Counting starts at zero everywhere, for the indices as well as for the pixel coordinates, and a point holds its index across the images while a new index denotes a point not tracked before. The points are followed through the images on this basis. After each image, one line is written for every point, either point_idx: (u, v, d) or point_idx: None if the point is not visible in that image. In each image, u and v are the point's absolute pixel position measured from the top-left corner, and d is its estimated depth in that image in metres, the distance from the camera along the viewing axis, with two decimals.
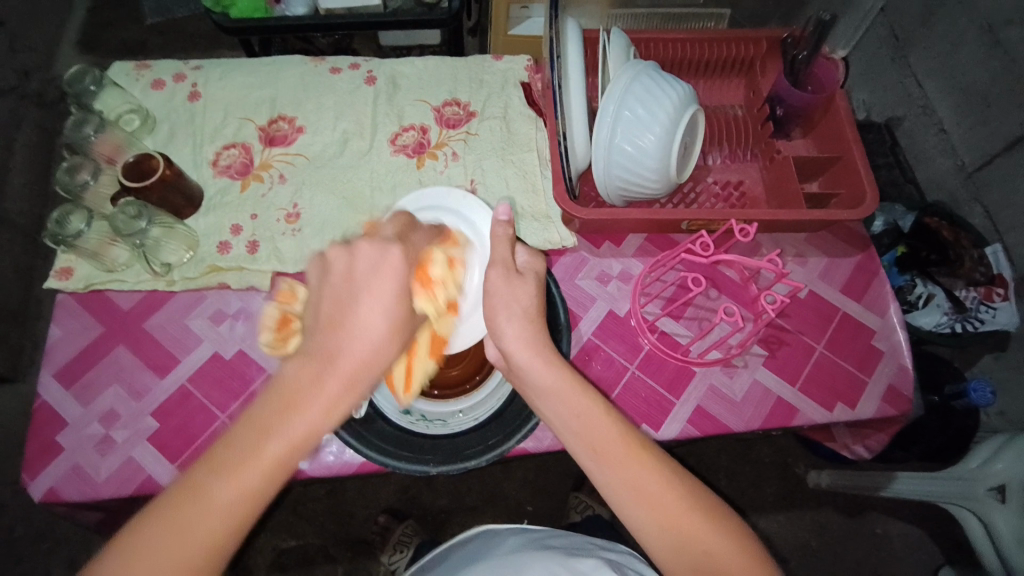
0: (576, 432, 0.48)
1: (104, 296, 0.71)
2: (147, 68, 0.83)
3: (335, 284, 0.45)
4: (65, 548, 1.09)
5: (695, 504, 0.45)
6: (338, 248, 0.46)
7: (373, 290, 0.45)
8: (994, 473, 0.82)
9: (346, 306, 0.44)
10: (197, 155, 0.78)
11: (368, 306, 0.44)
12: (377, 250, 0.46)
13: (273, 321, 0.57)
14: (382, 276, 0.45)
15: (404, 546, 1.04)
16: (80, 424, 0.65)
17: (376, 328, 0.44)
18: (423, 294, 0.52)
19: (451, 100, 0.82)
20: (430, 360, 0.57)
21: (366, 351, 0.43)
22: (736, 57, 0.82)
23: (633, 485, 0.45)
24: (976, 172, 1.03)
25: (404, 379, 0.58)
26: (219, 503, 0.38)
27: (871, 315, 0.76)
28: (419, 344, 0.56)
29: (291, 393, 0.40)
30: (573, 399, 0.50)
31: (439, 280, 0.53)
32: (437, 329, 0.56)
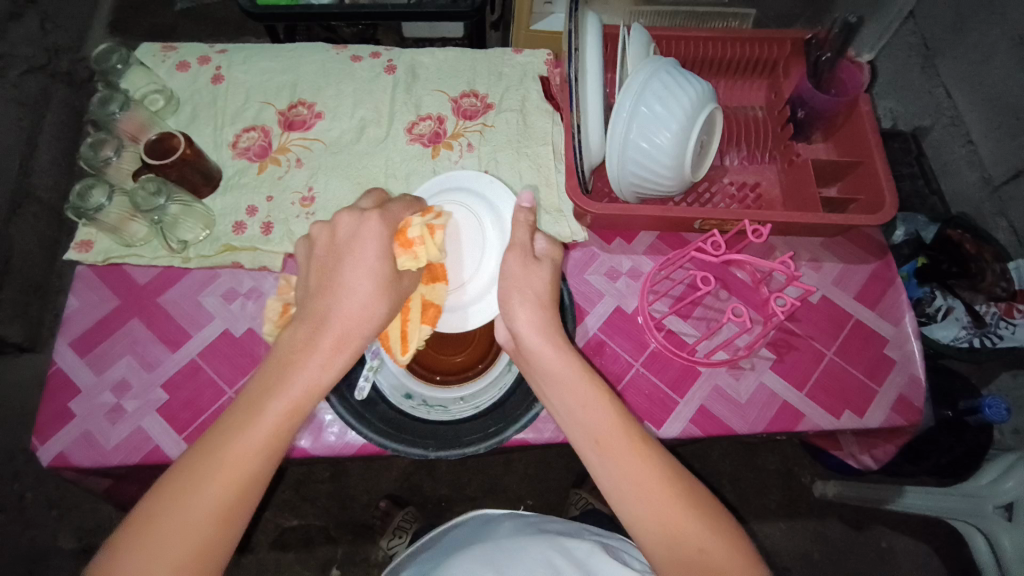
0: (580, 423, 0.49)
1: (121, 270, 0.73)
2: (173, 50, 0.84)
3: (320, 253, 0.51)
4: (75, 516, 1.12)
5: (693, 505, 0.44)
6: (318, 225, 0.53)
7: (355, 253, 0.50)
8: (1005, 490, 0.80)
9: (332, 269, 0.50)
10: (218, 136, 0.79)
11: (352, 269, 0.49)
12: (355, 217, 0.51)
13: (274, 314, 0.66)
14: (362, 241, 0.50)
15: (404, 532, 1.06)
16: (93, 392, 0.67)
17: (362, 287, 0.49)
18: (404, 254, 0.53)
19: (469, 91, 0.82)
20: (426, 324, 0.59)
21: (353, 310, 0.48)
22: (759, 58, 0.81)
23: (632, 480, 0.45)
24: (1002, 186, 1.01)
25: (399, 336, 0.59)
26: (235, 456, 0.42)
27: (885, 323, 0.75)
28: (413, 305, 0.59)
29: (289, 353, 0.46)
30: (578, 388, 0.50)
31: (418, 240, 0.53)
32: (430, 296, 0.60)
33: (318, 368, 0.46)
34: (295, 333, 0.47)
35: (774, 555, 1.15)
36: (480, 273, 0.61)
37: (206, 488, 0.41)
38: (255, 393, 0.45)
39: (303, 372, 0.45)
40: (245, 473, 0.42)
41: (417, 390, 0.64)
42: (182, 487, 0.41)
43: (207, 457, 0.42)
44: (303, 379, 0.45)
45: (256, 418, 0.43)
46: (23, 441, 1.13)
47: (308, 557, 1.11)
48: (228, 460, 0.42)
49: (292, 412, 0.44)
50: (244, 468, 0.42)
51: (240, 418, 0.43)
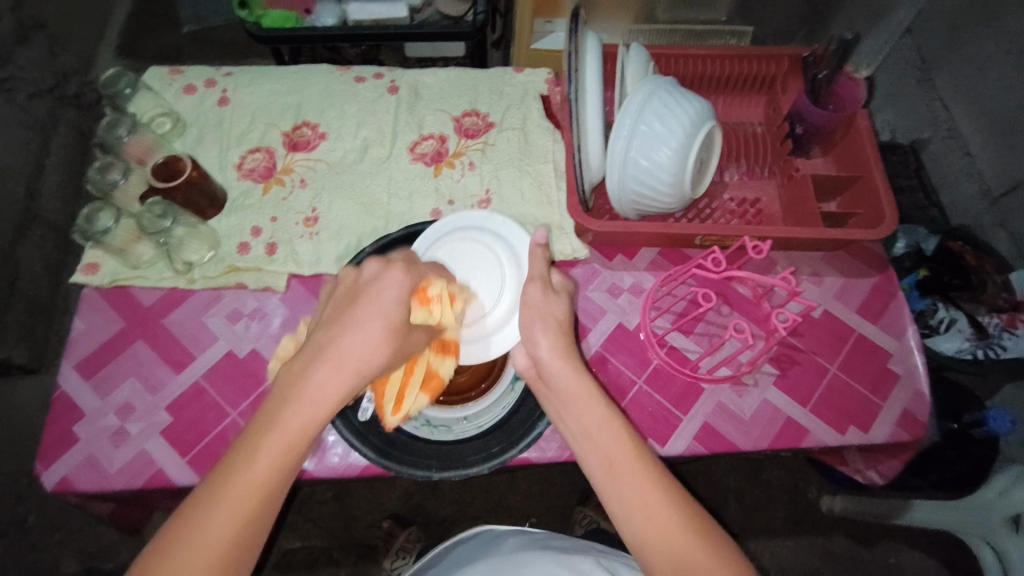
0: (592, 446, 0.49)
1: (126, 292, 0.73)
2: (180, 73, 0.85)
3: (339, 294, 0.52)
4: (79, 538, 1.11)
5: (699, 529, 0.44)
6: (346, 268, 0.54)
7: (371, 293, 0.50)
8: (1011, 503, 0.79)
9: (347, 307, 0.50)
10: (223, 158, 0.80)
11: (365, 306, 0.49)
12: (379, 265, 0.52)
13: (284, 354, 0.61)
14: (380, 284, 0.51)
15: (407, 554, 1.05)
16: (97, 415, 0.67)
17: (371, 321, 0.49)
18: (421, 310, 0.54)
19: (470, 111, 0.83)
20: (424, 393, 0.58)
21: (358, 341, 0.47)
22: (757, 74, 0.82)
23: (642, 506, 0.45)
24: (1002, 198, 1.02)
25: (396, 397, 0.57)
26: (239, 490, 0.41)
27: (887, 337, 0.75)
28: (417, 370, 0.57)
29: (288, 388, 0.45)
30: (590, 410, 0.51)
31: (437, 298, 0.55)
32: (435, 366, 0.59)
33: (316, 403, 0.45)
34: (295, 368, 0.46)
35: (781, 571, 1.14)
36: (502, 308, 0.64)
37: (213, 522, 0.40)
38: (254, 429, 0.44)
39: (302, 408, 0.44)
40: (245, 512, 0.41)
41: (422, 411, 0.64)
42: (190, 524, 0.40)
43: (208, 495, 0.41)
44: (300, 416, 0.44)
45: (254, 456, 0.42)
46: (28, 461, 1.13)
47: None
48: (228, 499, 0.41)
49: (291, 451, 0.43)
50: (244, 508, 0.41)
51: (239, 455, 0.42)
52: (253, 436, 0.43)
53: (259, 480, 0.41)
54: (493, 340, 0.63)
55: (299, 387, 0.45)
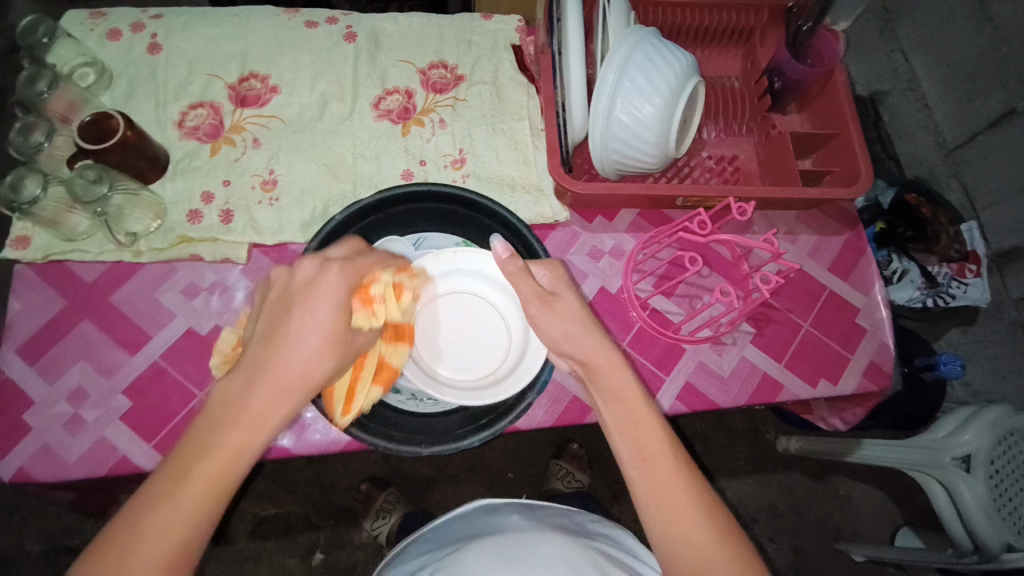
0: (623, 436, 0.49)
1: (65, 268, 0.66)
2: (102, 16, 0.75)
3: (272, 299, 0.48)
4: (36, 524, 1.05)
5: (724, 534, 0.45)
6: (279, 269, 0.49)
7: (308, 303, 0.46)
8: (961, 444, 0.83)
9: (281, 317, 0.46)
10: (161, 114, 0.72)
11: (300, 317, 0.46)
12: (315, 264, 0.48)
13: (227, 347, 0.59)
14: (317, 291, 0.47)
15: (387, 513, 1.06)
16: (47, 403, 0.61)
17: (311, 338, 0.46)
18: (362, 311, 0.51)
19: (437, 62, 0.77)
20: (376, 386, 0.55)
21: (299, 358, 0.45)
22: (736, 26, 0.79)
23: (668, 499, 0.45)
24: (956, 149, 1.04)
25: (345, 397, 0.54)
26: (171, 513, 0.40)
27: (857, 294, 0.76)
28: (368, 363, 0.54)
29: (222, 407, 0.43)
30: (631, 404, 0.50)
31: (379, 297, 0.52)
32: (387, 357, 0.57)
33: (253, 425, 0.43)
34: (230, 383, 0.44)
35: (742, 508, 1.20)
36: (512, 338, 0.63)
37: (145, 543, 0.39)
38: (179, 455, 0.42)
39: (234, 432, 0.42)
40: (171, 549, 0.39)
41: (407, 385, 0.61)
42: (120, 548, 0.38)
43: (136, 532, 0.39)
44: (232, 441, 0.42)
45: (186, 474, 0.41)
46: None
47: (289, 547, 1.08)
48: (157, 528, 0.39)
49: (221, 482, 0.41)
50: (173, 543, 0.39)
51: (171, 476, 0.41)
52: (181, 464, 0.41)
53: (190, 512, 0.40)
54: (527, 357, 0.61)
55: (235, 408, 0.43)
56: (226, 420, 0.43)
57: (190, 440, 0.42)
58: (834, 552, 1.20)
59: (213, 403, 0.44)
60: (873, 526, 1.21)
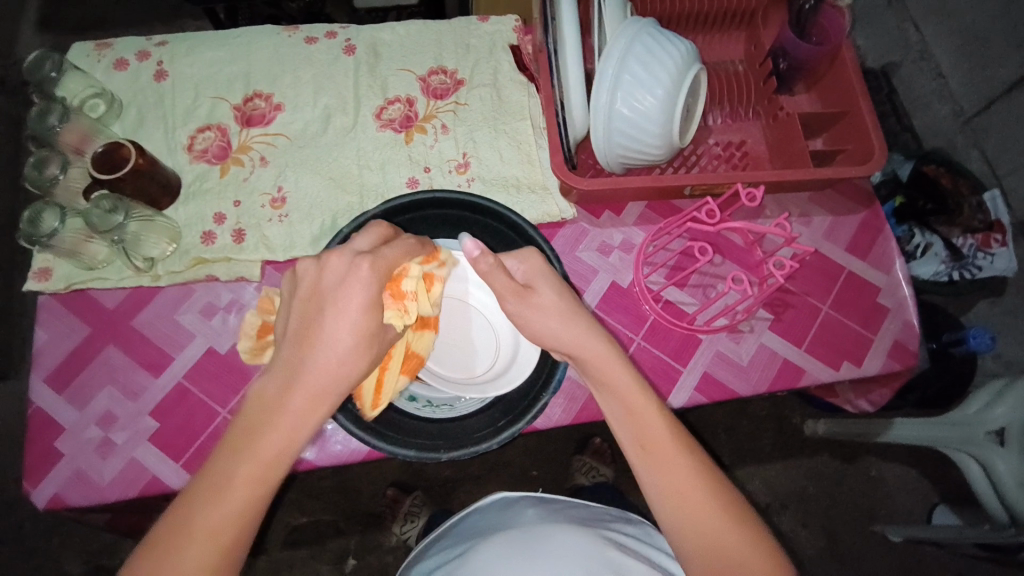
0: (628, 430, 0.48)
1: (87, 295, 0.68)
2: (109, 47, 0.76)
3: (302, 295, 0.47)
4: (79, 541, 1.09)
5: (740, 524, 0.44)
6: (305, 260, 0.48)
7: (339, 304, 0.46)
8: (994, 418, 0.82)
9: (314, 318, 0.46)
10: (170, 139, 0.73)
11: (333, 320, 0.46)
12: (344, 261, 0.47)
13: (253, 328, 0.62)
14: (347, 290, 0.47)
15: (415, 517, 1.08)
16: (78, 428, 0.63)
17: (344, 340, 0.46)
18: (393, 306, 0.51)
19: (436, 68, 0.77)
20: (403, 375, 0.57)
21: (333, 363, 0.46)
22: (736, 9, 0.78)
23: (678, 491, 0.45)
24: (974, 117, 1.01)
25: (374, 388, 0.55)
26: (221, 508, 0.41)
27: (876, 272, 0.75)
28: (395, 356, 0.55)
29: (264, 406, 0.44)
30: (634, 399, 0.49)
31: (411, 294, 0.52)
32: (414, 344, 0.58)
33: (295, 423, 0.44)
34: (269, 386, 0.45)
35: (772, 494, 1.19)
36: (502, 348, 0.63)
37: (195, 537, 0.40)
38: (224, 454, 0.43)
39: (275, 434, 0.43)
40: (220, 541, 0.40)
41: (421, 392, 0.62)
42: (173, 540, 0.40)
43: (186, 526, 0.40)
44: (273, 442, 0.43)
45: (231, 472, 0.42)
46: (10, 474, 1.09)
47: (322, 553, 1.11)
48: (206, 523, 0.41)
49: (264, 480, 0.43)
50: (222, 538, 0.40)
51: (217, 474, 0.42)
52: (225, 464, 0.42)
53: (236, 508, 0.41)
54: (516, 365, 0.61)
55: (275, 409, 0.44)
56: (265, 420, 0.44)
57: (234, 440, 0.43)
58: (869, 534, 1.18)
59: (252, 402, 0.45)
60: (908, 506, 1.19)
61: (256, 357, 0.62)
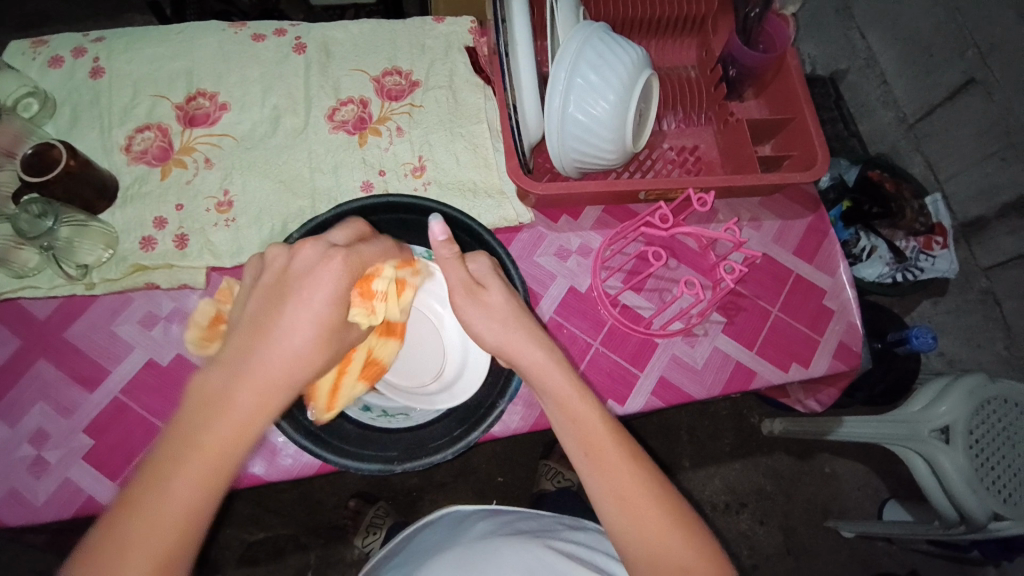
0: (569, 434, 0.48)
1: (18, 305, 0.64)
2: (43, 44, 0.72)
3: (266, 284, 0.44)
4: (17, 565, 1.03)
5: (680, 523, 0.45)
6: (274, 247, 0.45)
7: (304, 296, 0.43)
8: (939, 415, 0.84)
9: (274, 310, 0.42)
10: (106, 140, 0.70)
11: (295, 312, 0.42)
12: (317, 250, 0.44)
13: (204, 318, 0.55)
14: (315, 282, 0.43)
15: (377, 528, 1.05)
16: (9, 446, 0.60)
17: (303, 334, 0.42)
18: (360, 304, 0.49)
19: (391, 69, 0.76)
20: (361, 381, 0.55)
21: (287, 353, 0.41)
22: (687, 15, 0.79)
23: (619, 497, 0.45)
24: (916, 124, 1.05)
25: (329, 393, 0.53)
26: (163, 512, 0.36)
27: (822, 275, 0.77)
28: (355, 360, 0.54)
29: (211, 400, 0.39)
30: (573, 404, 0.48)
31: (381, 294, 0.50)
32: (375, 351, 0.56)
33: (236, 424, 0.39)
34: (217, 378, 0.40)
35: (731, 493, 1.22)
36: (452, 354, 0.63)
37: (132, 544, 0.35)
38: (166, 450, 0.38)
39: (221, 428, 0.38)
40: (160, 548, 0.36)
41: (375, 401, 0.60)
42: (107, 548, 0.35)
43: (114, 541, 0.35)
44: (213, 444, 0.38)
45: (173, 472, 0.37)
46: None
47: (281, 567, 1.07)
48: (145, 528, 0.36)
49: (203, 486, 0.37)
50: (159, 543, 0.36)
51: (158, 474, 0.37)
52: (166, 461, 0.37)
53: (178, 514, 0.36)
54: (470, 368, 0.62)
55: (221, 404, 0.39)
56: (204, 417, 0.38)
57: (177, 436, 0.38)
58: (824, 529, 1.21)
59: (192, 398, 0.39)
60: (859, 500, 1.23)
61: (201, 348, 0.55)
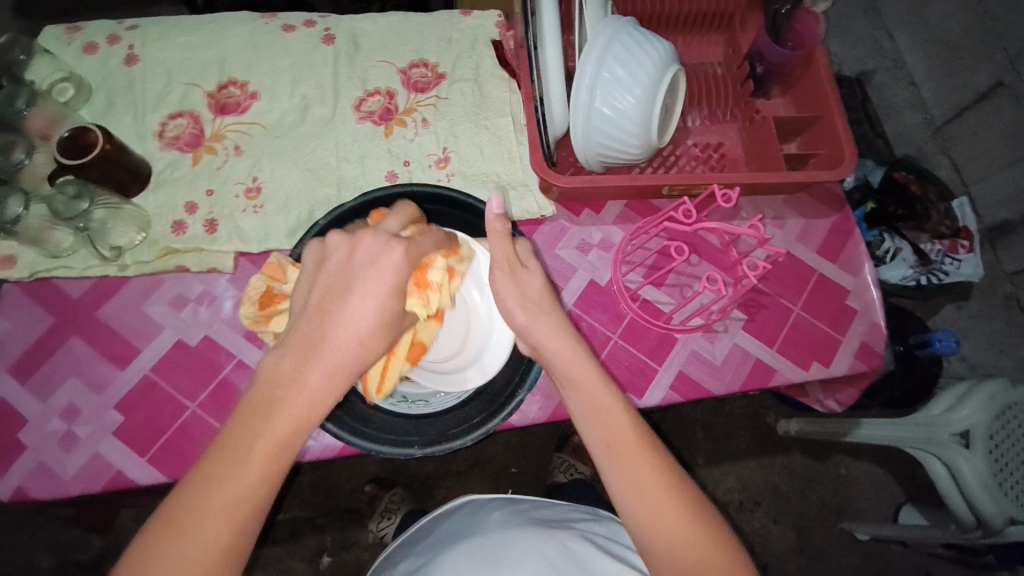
0: (590, 423, 0.49)
1: (53, 284, 0.66)
2: (79, 30, 0.74)
3: (331, 269, 0.45)
4: (41, 540, 1.06)
5: (696, 516, 0.45)
6: (336, 235, 0.46)
7: (368, 282, 0.44)
8: (960, 419, 0.83)
9: (338, 295, 0.44)
10: (140, 125, 0.72)
11: (359, 299, 0.44)
12: (380, 240, 0.45)
13: (258, 294, 0.57)
14: (378, 270, 0.45)
15: (391, 514, 1.07)
16: (41, 421, 0.61)
17: (367, 319, 0.44)
18: (415, 294, 0.51)
19: (418, 61, 0.77)
20: (407, 361, 0.54)
21: (352, 337, 0.43)
22: (715, 12, 0.79)
23: (637, 487, 0.45)
24: (944, 126, 1.03)
25: (377, 378, 0.53)
26: (239, 483, 0.38)
27: (846, 275, 0.76)
28: (401, 345, 0.53)
29: (281, 380, 0.41)
30: (594, 392, 0.49)
31: (434, 285, 0.51)
32: (420, 334, 0.55)
33: (307, 405, 0.41)
34: (285, 359, 0.42)
35: (744, 493, 1.21)
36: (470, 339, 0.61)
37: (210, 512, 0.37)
38: (240, 424, 0.40)
39: (293, 407, 0.40)
40: (236, 515, 0.38)
41: (398, 387, 0.61)
42: (188, 512, 0.37)
43: (195, 508, 0.37)
44: (281, 424, 0.40)
45: (248, 445, 0.39)
46: None
47: (297, 549, 1.09)
48: (222, 495, 0.38)
49: (277, 462, 0.39)
50: (236, 512, 0.38)
51: (233, 446, 0.39)
52: (240, 435, 0.39)
53: (252, 484, 0.38)
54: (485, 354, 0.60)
55: (291, 383, 0.41)
56: (276, 396, 0.40)
57: (250, 411, 0.40)
58: (838, 532, 1.20)
59: (264, 377, 0.41)
60: (875, 504, 1.22)
61: (257, 325, 0.56)
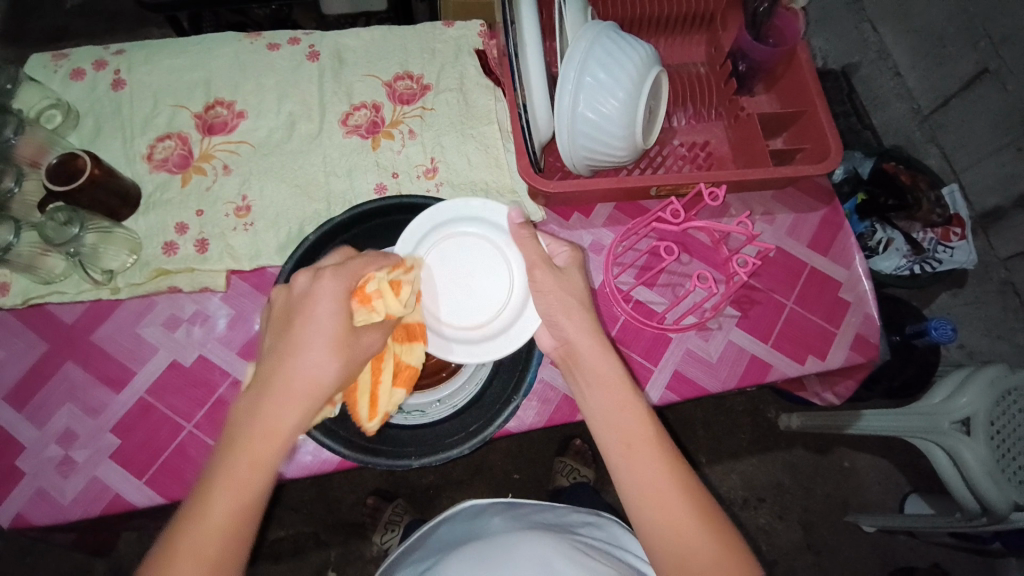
0: (609, 423, 0.49)
1: (46, 310, 0.66)
2: (65, 57, 0.75)
3: (277, 317, 0.47)
4: (46, 565, 1.05)
5: (704, 517, 0.45)
6: (277, 289, 0.49)
7: (307, 314, 0.46)
8: (960, 407, 0.83)
9: (283, 333, 0.46)
10: (128, 149, 0.72)
11: (303, 329, 0.45)
12: (306, 275, 0.48)
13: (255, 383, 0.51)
14: (312, 300, 0.46)
15: (395, 526, 1.05)
16: (38, 447, 0.61)
17: (316, 346, 0.45)
18: (362, 310, 0.50)
19: (402, 73, 0.77)
20: (398, 387, 0.54)
21: (308, 367, 0.44)
22: (695, 12, 0.79)
23: (651, 488, 0.46)
24: (931, 114, 1.04)
25: (369, 400, 0.52)
26: (205, 526, 0.39)
27: (837, 268, 0.77)
28: (386, 363, 0.53)
29: (245, 421, 0.42)
30: (617, 391, 0.50)
31: (376, 293, 0.50)
32: (403, 356, 0.55)
33: (266, 442, 0.42)
34: (249, 399, 0.44)
35: (748, 490, 1.21)
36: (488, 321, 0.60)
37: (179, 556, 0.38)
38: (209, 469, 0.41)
39: (255, 444, 0.41)
40: (207, 557, 0.38)
41: None
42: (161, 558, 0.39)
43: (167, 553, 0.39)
44: (245, 461, 0.41)
45: (214, 486, 0.40)
46: None
47: (301, 565, 1.09)
48: (192, 539, 0.39)
49: (244, 498, 0.40)
50: (205, 554, 0.38)
51: (202, 491, 0.40)
52: (209, 479, 0.41)
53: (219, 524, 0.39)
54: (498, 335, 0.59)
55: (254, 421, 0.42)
56: (240, 436, 0.42)
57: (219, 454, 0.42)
58: (844, 525, 1.20)
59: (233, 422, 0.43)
60: (880, 495, 1.21)
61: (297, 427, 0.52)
